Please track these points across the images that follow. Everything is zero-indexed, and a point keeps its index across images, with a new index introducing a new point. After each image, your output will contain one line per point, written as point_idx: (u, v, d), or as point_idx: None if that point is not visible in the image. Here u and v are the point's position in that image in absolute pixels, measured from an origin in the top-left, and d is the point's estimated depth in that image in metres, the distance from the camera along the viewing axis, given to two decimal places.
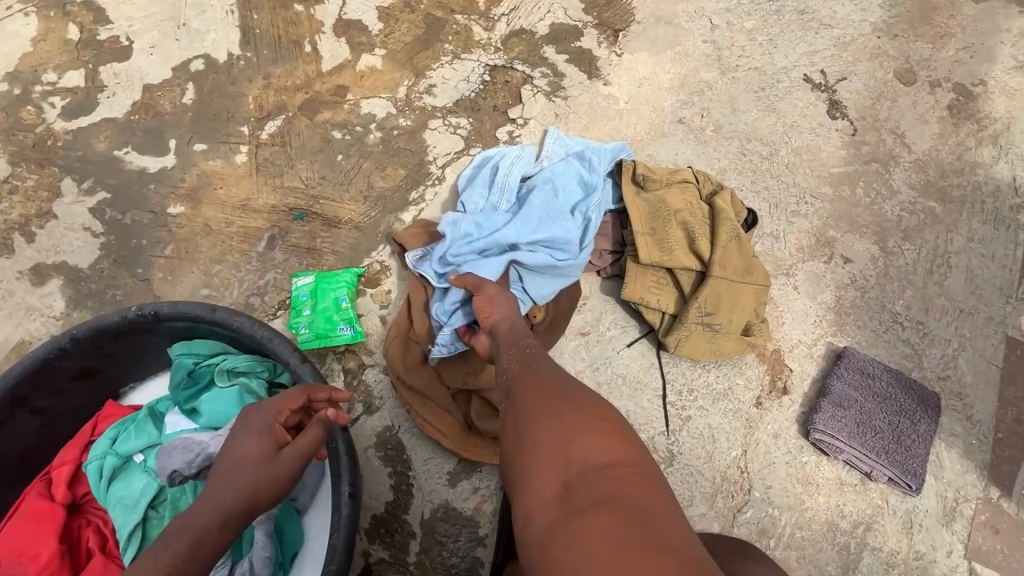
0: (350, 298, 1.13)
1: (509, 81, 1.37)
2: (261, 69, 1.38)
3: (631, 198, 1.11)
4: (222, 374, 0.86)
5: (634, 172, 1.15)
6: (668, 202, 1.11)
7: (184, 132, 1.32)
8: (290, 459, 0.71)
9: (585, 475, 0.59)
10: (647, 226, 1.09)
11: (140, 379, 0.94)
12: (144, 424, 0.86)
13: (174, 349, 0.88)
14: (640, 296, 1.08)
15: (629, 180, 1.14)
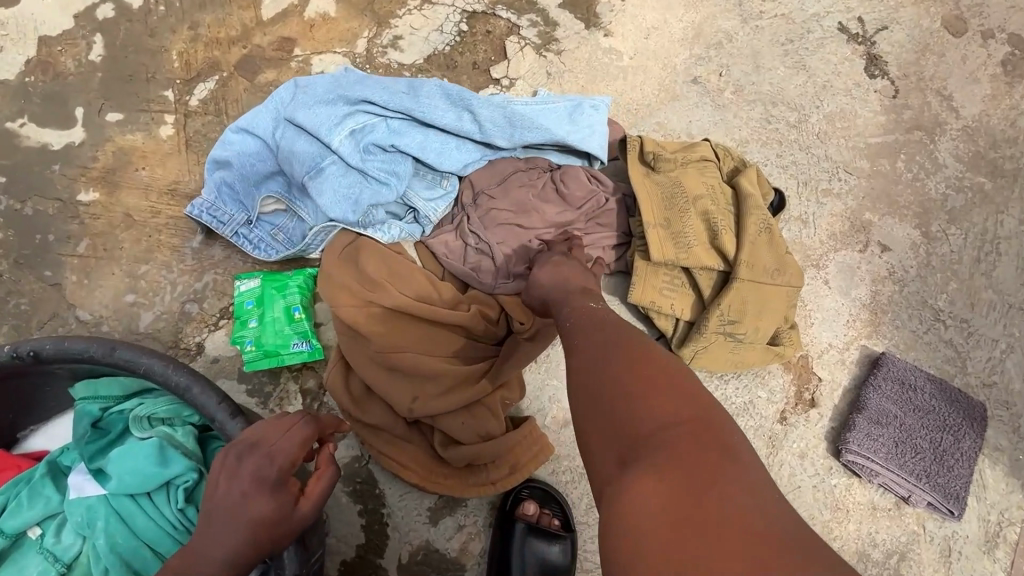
0: (305, 306, 0.94)
1: (490, 31, 1.14)
2: (186, 16, 1.12)
3: (640, 181, 0.93)
4: (138, 424, 0.68)
5: (642, 150, 0.97)
6: (685, 187, 0.92)
7: (93, 98, 1.08)
8: (307, 511, 0.59)
9: (652, 439, 0.47)
10: (660, 217, 0.91)
11: (40, 422, 0.76)
12: (40, 488, 0.67)
13: (75, 392, 0.69)
14: (651, 300, 0.92)
15: (636, 160, 0.96)
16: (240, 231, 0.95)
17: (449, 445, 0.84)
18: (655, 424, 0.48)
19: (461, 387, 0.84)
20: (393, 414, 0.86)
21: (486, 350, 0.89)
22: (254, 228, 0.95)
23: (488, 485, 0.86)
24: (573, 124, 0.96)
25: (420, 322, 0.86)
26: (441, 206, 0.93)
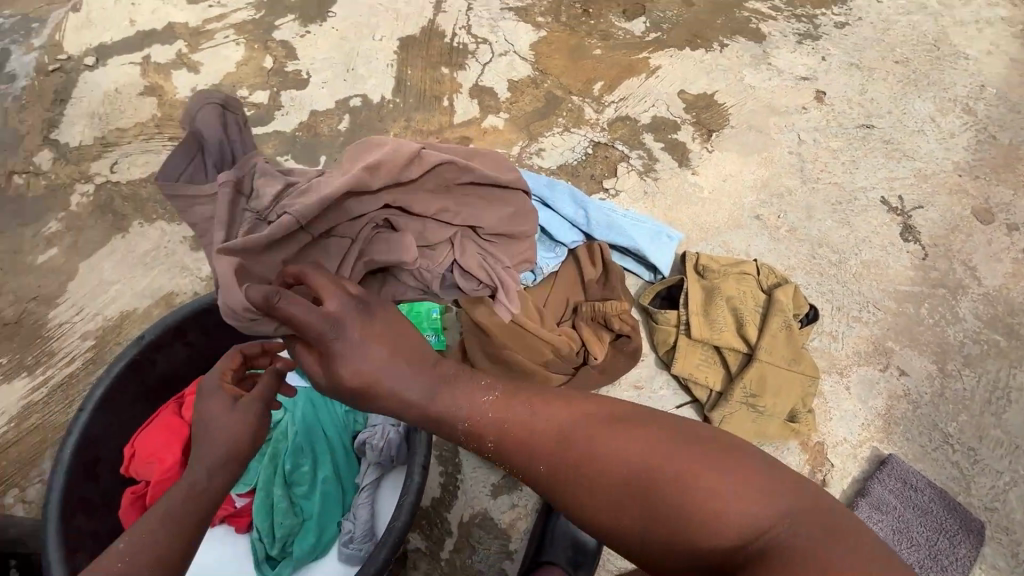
0: (440, 310, 1.28)
1: (608, 157, 1.57)
2: (405, 113, 1.66)
3: (690, 282, 1.25)
4: None
5: (696, 262, 1.29)
6: (724, 289, 1.23)
7: (334, 152, 1.60)
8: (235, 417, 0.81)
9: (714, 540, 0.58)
10: (700, 308, 1.21)
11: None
12: None
13: None
14: (689, 371, 1.19)
15: (691, 268, 1.28)
16: None
17: None
18: (727, 514, 0.57)
19: None
20: None
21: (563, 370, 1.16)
22: None
23: None
24: (653, 242, 1.33)
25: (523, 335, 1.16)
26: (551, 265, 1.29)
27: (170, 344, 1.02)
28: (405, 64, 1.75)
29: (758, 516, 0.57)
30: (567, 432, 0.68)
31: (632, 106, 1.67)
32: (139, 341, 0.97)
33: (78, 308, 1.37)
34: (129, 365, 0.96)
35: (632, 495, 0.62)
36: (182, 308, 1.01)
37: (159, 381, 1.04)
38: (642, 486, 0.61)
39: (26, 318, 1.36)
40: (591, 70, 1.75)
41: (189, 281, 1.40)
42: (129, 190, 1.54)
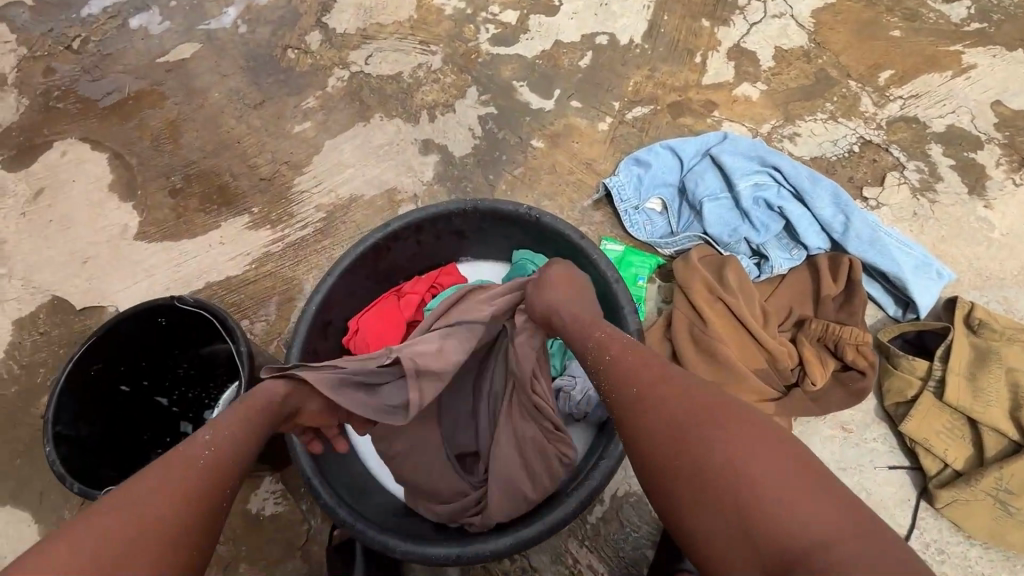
0: (646, 280, 1.22)
1: (876, 161, 1.33)
2: (651, 61, 1.53)
3: (958, 335, 1.04)
4: None
5: (969, 314, 1.07)
6: (1004, 356, 1.01)
7: (568, 87, 1.53)
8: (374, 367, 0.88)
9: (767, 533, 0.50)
10: (965, 369, 1.01)
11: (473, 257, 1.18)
12: None
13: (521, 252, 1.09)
14: (924, 437, 1.00)
15: (961, 319, 1.06)
16: (629, 210, 1.28)
17: None
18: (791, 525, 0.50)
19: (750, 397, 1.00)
20: None
21: (776, 385, 1.02)
22: (638, 212, 1.28)
23: None
24: (917, 275, 1.11)
25: (742, 331, 1.03)
26: (785, 266, 1.15)
27: (406, 239, 1.07)
28: (663, 8, 1.59)
29: (816, 531, 0.49)
30: (660, 398, 0.66)
31: (924, 107, 1.39)
32: (384, 229, 1.03)
33: (317, 181, 1.51)
34: (370, 248, 1.03)
35: (687, 470, 0.58)
36: (426, 209, 1.04)
37: (386, 270, 1.11)
38: (677, 446, 0.60)
39: (277, 178, 1.53)
40: (882, 53, 1.46)
41: (411, 182, 1.47)
42: (376, 83, 1.60)
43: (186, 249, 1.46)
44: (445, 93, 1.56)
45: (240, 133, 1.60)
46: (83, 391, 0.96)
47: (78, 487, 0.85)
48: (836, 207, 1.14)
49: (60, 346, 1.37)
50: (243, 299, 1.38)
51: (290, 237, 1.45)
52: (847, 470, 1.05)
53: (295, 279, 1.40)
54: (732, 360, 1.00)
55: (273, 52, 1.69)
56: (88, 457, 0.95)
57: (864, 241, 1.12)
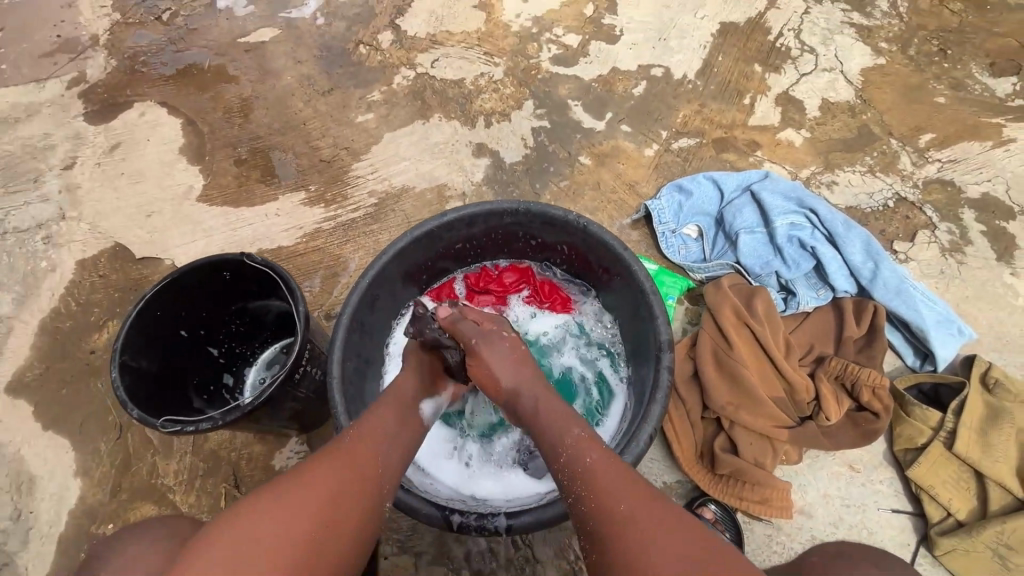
0: (675, 301, 1.27)
1: (910, 218, 1.39)
2: (702, 97, 1.60)
3: (973, 392, 1.07)
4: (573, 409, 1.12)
5: (987, 374, 1.10)
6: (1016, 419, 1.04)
7: (621, 112, 1.60)
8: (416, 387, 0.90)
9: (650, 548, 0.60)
10: (977, 423, 1.04)
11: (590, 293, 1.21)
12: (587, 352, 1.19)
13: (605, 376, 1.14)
14: (930, 483, 1.03)
15: (978, 378, 1.09)
16: (666, 232, 1.34)
17: (725, 452, 1.04)
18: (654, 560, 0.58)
19: (765, 421, 1.04)
20: (700, 403, 1.10)
21: (790, 414, 1.06)
22: (674, 235, 1.33)
23: (734, 499, 1.03)
24: (939, 329, 1.15)
25: (764, 357, 1.09)
26: (812, 304, 1.19)
27: (459, 231, 1.14)
28: (718, 49, 1.67)
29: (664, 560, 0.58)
30: (574, 443, 0.75)
31: (959, 172, 1.45)
32: (441, 216, 1.10)
33: (373, 168, 1.60)
34: (424, 233, 1.11)
35: (609, 553, 0.63)
36: (481, 204, 1.11)
37: (436, 258, 1.18)
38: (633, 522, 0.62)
39: (336, 161, 1.63)
40: (925, 117, 1.54)
41: (462, 181, 1.55)
42: (440, 86, 1.70)
43: (244, 216, 1.56)
44: (502, 103, 1.64)
45: (306, 116, 1.72)
46: (149, 329, 1.03)
47: (139, 413, 0.90)
48: (870, 255, 1.19)
49: (116, 289, 1.46)
50: (292, 270, 1.47)
51: (342, 218, 1.53)
52: (849, 507, 1.08)
53: (342, 257, 1.47)
54: (750, 382, 1.05)
55: (347, 46, 1.81)
56: (148, 387, 1.01)
57: (891, 290, 1.17)
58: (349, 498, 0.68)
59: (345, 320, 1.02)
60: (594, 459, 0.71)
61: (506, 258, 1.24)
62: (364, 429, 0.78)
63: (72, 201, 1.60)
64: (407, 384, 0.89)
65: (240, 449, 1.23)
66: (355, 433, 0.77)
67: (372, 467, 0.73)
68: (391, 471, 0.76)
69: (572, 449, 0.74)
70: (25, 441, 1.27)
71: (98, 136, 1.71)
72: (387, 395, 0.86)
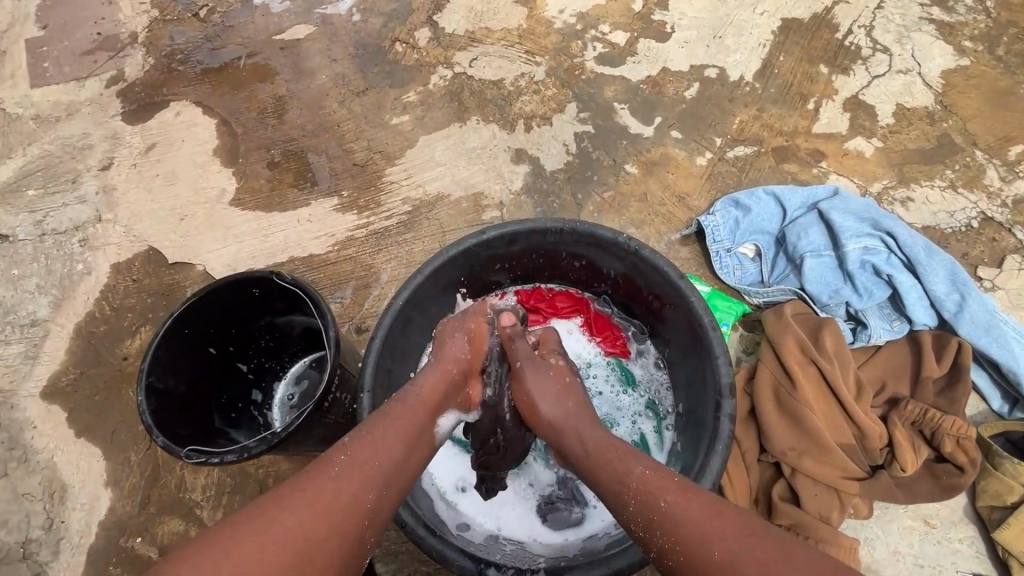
0: (729, 327, 1.17)
1: (996, 241, 1.25)
2: (760, 102, 1.48)
3: None
4: None
5: None
6: None
7: (671, 117, 1.49)
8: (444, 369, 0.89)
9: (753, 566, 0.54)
10: None
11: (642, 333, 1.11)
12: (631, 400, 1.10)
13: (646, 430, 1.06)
14: (1022, 549, 0.93)
15: None
16: (720, 251, 1.23)
17: (785, 503, 0.95)
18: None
19: (832, 472, 0.94)
20: (757, 445, 1.01)
21: (860, 465, 0.96)
22: (729, 255, 1.23)
23: None
24: None
25: (832, 399, 0.98)
26: (885, 337, 1.07)
27: (498, 250, 1.07)
28: (780, 48, 1.54)
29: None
30: (639, 488, 0.67)
31: None
32: (479, 235, 1.03)
33: (407, 174, 1.54)
34: (461, 251, 1.04)
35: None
36: (523, 222, 1.03)
37: (473, 278, 1.11)
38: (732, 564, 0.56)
39: (370, 166, 1.57)
40: (1015, 126, 1.39)
41: (499, 189, 1.47)
42: (478, 86, 1.62)
43: (276, 221, 1.52)
44: (544, 106, 1.55)
45: (340, 117, 1.66)
46: (177, 346, 1.00)
47: (163, 440, 0.88)
48: (954, 284, 1.07)
49: (149, 294, 1.45)
50: (322, 279, 1.42)
51: (374, 226, 1.48)
52: (924, 567, 0.98)
53: (374, 267, 1.42)
54: (816, 427, 0.95)
55: (382, 44, 1.74)
56: (176, 409, 0.99)
57: (979, 324, 1.04)
58: (337, 521, 0.65)
59: (377, 346, 0.97)
60: (666, 501, 0.65)
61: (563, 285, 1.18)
62: (360, 448, 0.72)
63: (108, 202, 1.59)
64: (427, 390, 0.84)
65: (268, 466, 1.20)
66: (350, 451, 0.71)
67: (362, 489, 0.68)
68: (386, 496, 0.71)
69: (638, 495, 0.67)
70: (59, 448, 1.27)
71: (134, 136, 1.69)
72: (389, 408, 0.79)
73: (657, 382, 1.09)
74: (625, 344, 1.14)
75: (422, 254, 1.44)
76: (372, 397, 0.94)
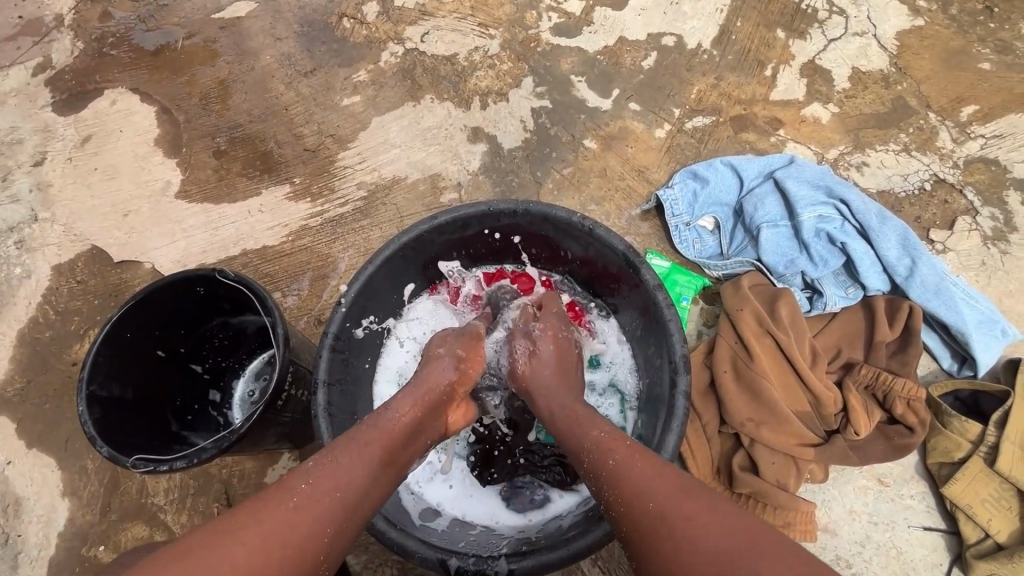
0: (689, 301, 1.17)
1: (949, 202, 1.27)
2: (718, 70, 1.46)
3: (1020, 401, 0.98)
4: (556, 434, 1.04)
5: None
6: None
7: (629, 89, 1.46)
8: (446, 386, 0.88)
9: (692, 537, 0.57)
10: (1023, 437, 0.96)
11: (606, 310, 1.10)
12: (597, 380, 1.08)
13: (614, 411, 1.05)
14: (968, 502, 0.96)
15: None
16: (679, 225, 1.22)
17: (745, 472, 0.96)
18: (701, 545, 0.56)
19: (789, 439, 0.96)
20: (718, 418, 1.02)
21: (814, 431, 0.98)
22: (688, 229, 1.22)
23: None
24: (980, 330, 1.05)
25: (787, 366, 1.00)
26: (840, 304, 1.08)
27: (453, 234, 1.04)
28: (737, 13, 1.51)
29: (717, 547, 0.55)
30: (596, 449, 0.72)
31: (1004, 150, 1.32)
32: (432, 220, 1.00)
33: (361, 158, 1.48)
34: (414, 239, 1.00)
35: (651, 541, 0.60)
36: (476, 205, 1.00)
37: (430, 263, 1.09)
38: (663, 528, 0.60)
39: (322, 151, 1.51)
40: (967, 86, 1.40)
41: (457, 170, 1.43)
42: (431, 63, 1.56)
43: (225, 213, 1.46)
44: (499, 81, 1.50)
45: (288, 100, 1.59)
46: (118, 350, 0.95)
47: (108, 450, 0.85)
48: (906, 248, 1.08)
49: (95, 295, 1.38)
50: (277, 272, 1.38)
51: (330, 213, 1.43)
52: (878, 525, 1.01)
53: (331, 256, 1.38)
54: (773, 395, 0.97)
55: (328, 20, 1.66)
56: (122, 415, 0.94)
57: (930, 287, 1.06)
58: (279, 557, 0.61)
59: (327, 341, 0.93)
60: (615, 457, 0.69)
61: (524, 264, 1.15)
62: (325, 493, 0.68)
63: (44, 200, 1.50)
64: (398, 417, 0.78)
65: (230, 466, 1.18)
66: (313, 479, 0.68)
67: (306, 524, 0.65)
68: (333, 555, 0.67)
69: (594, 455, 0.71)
70: (11, 460, 1.22)
71: (67, 128, 1.59)
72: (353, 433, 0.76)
73: (620, 360, 1.07)
74: (590, 324, 1.11)
75: (380, 240, 1.40)
76: (326, 393, 0.91)
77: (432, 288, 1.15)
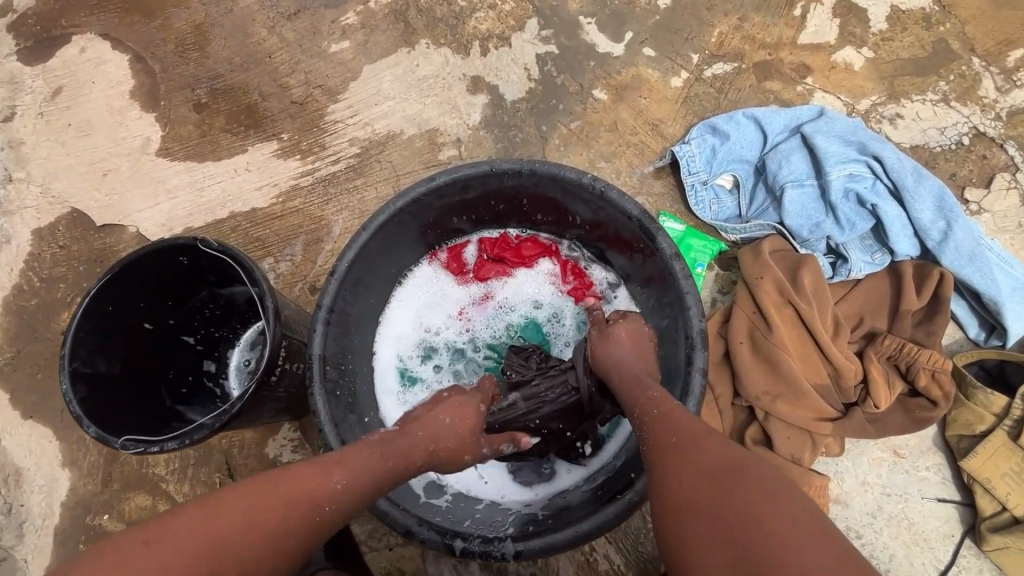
0: (705, 267, 1.11)
1: (987, 158, 1.18)
2: (742, 9, 1.32)
3: None
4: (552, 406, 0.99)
5: None
6: None
7: (643, 32, 1.33)
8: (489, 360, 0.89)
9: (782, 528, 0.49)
10: None
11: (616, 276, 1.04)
12: None
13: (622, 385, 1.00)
14: (987, 476, 0.94)
15: None
16: (695, 184, 1.14)
17: (758, 446, 0.93)
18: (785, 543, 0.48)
19: (806, 414, 0.92)
20: (731, 390, 0.97)
21: (833, 406, 0.94)
22: (705, 188, 1.13)
23: None
24: (1014, 298, 0.99)
25: (809, 338, 0.94)
26: (865, 270, 1.02)
27: (454, 197, 0.97)
28: None
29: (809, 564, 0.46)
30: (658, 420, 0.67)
31: None
32: (429, 182, 0.92)
33: (353, 111, 1.38)
34: (409, 202, 0.93)
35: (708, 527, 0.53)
36: (476, 164, 0.92)
37: (429, 228, 1.02)
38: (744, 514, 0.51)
39: (310, 104, 1.40)
40: (1016, 27, 1.26)
41: (455, 124, 1.33)
42: (426, 3, 1.41)
43: (210, 172, 1.37)
44: (501, 24, 1.37)
45: (271, 47, 1.46)
46: (101, 325, 0.90)
47: (96, 430, 0.82)
48: (942, 210, 1.00)
49: (79, 261, 1.32)
50: (268, 236, 1.31)
51: (321, 172, 1.34)
52: (892, 496, 0.99)
53: (324, 219, 1.31)
54: (791, 369, 0.92)
55: None
56: (111, 392, 0.90)
57: (964, 253, 0.99)
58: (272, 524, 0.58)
59: (321, 314, 0.87)
60: (658, 415, 0.67)
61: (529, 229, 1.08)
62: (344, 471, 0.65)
63: (18, 159, 1.41)
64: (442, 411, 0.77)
65: (230, 437, 1.16)
66: (333, 460, 0.66)
67: (309, 498, 0.61)
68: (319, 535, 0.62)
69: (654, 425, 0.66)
70: (7, 430, 1.20)
71: (35, 79, 1.47)
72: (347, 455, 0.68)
73: None
74: (598, 291, 1.06)
75: (376, 201, 1.32)
76: (322, 369, 0.86)
77: (432, 254, 1.08)
